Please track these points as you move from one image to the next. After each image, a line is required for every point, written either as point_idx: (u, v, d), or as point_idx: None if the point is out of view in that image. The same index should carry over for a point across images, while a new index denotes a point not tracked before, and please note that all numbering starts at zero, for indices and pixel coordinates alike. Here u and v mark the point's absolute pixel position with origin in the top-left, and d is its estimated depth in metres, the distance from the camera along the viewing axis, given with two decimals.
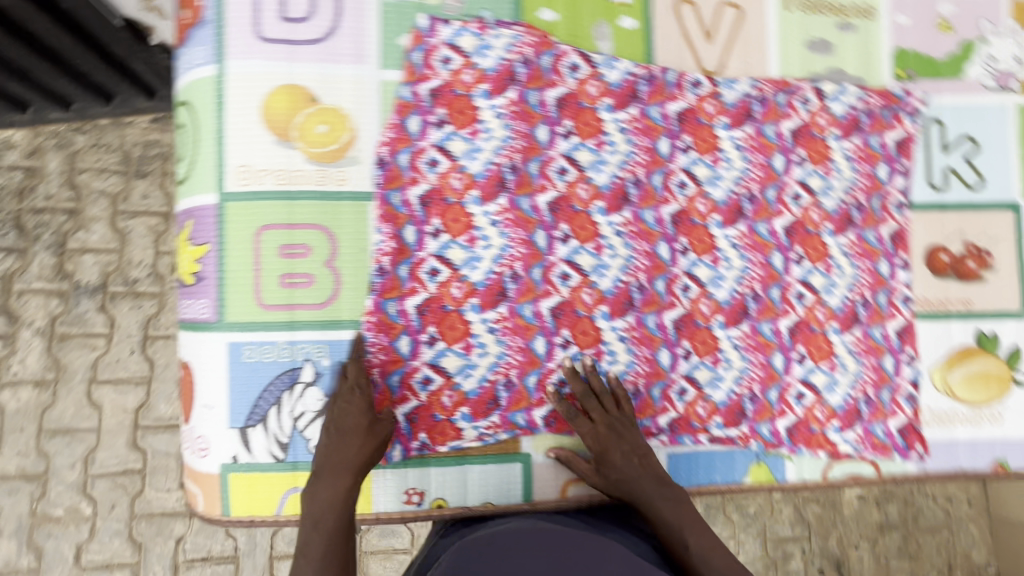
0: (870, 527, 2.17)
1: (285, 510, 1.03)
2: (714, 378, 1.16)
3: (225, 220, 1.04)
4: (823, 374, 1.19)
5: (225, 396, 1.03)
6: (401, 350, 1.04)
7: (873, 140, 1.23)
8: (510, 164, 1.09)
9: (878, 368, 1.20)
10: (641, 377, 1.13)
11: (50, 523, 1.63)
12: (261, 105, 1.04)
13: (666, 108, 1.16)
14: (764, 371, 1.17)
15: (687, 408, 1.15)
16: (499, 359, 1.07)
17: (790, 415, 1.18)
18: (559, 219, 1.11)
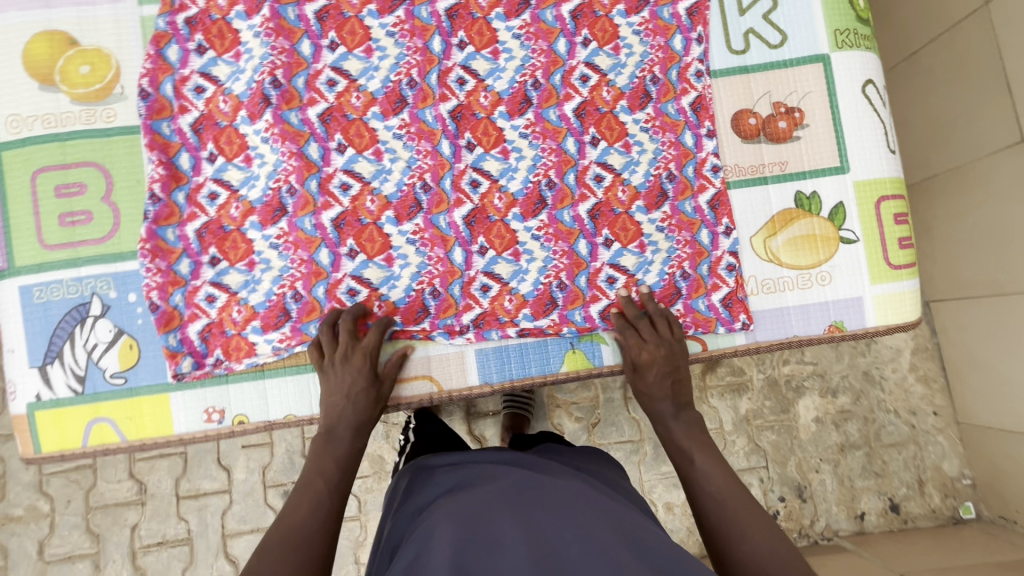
0: (831, 449, 1.88)
1: (92, 442, 1.06)
2: (517, 271, 1.14)
3: (3, 169, 1.07)
4: (632, 255, 1.16)
5: (22, 338, 1.07)
6: (182, 273, 1.06)
7: (662, 11, 1.18)
8: (272, 80, 1.09)
9: (693, 244, 1.16)
10: (437, 277, 1.12)
11: (12, 522, 1.76)
12: (23, 54, 1.07)
13: (435, 7, 1.14)
14: (569, 259, 1.15)
15: (492, 303, 1.13)
16: (282, 272, 1.08)
17: (604, 300, 1.15)
18: (332, 130, 1.10)
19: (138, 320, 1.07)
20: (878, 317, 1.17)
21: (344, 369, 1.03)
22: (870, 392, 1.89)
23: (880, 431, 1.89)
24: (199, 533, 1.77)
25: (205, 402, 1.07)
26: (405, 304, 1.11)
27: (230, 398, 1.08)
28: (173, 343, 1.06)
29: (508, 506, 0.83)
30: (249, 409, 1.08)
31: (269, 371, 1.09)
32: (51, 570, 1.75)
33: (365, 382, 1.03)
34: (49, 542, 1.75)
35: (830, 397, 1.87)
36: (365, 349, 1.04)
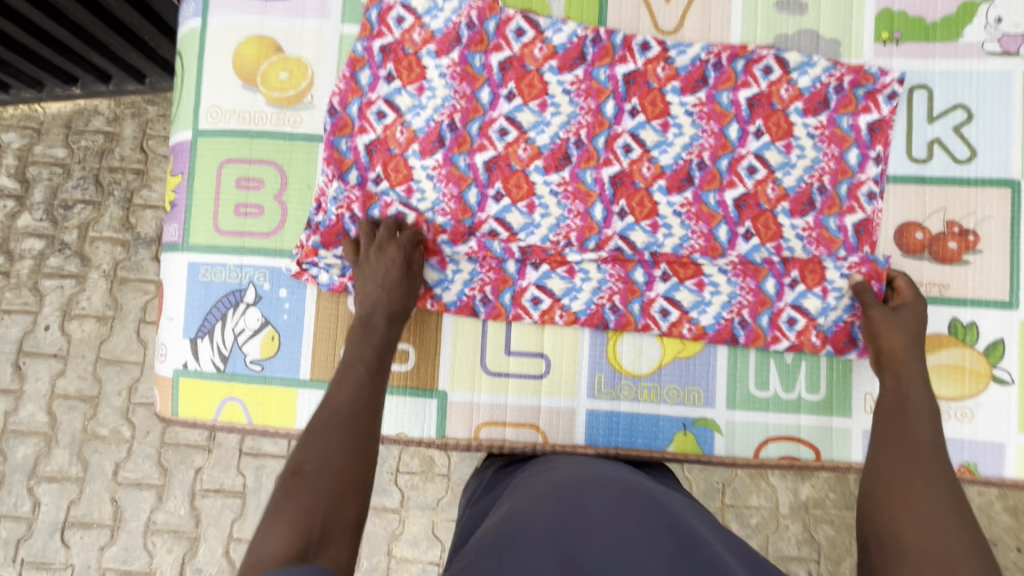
0: None
1: (221, 417, 1.15)
2: (699, 302, 1.13)
3: (196, 153, 1.18)
4: (775, 284, 1.12)
5: (183, 308, 1.17)
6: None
7: (842, 119, 1.15)
8: (449, 123, 1.14)
9: (817, 265, 1.12)
10: (617, 294, 1.13)
11: (97, 440, 1.91)
12: (233, 53, 1.17)
13: (613, 70, 1.16)
14: (754, 296, 1.12)
15: (671, 328, 1.13)
16: (473, 273, 1.13)
17: (783, 342, 1.12)
18: (494, 177, 1.14)
19: (284, 314, 1.14)
20: (1018, 469, 1.09)
21: (378, 259, 1.07)
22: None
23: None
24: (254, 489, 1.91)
25: None
26: (586, 315, 1.13)
27: None
28: (326, 281, 1.13)
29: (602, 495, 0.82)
30: None
31: (390, 388, 1.13)
32: (121, 491, 1.90)
33: (395, 272, 1.07)
34: (125, 466, 1.90)
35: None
36: (400, 242, 1.09)
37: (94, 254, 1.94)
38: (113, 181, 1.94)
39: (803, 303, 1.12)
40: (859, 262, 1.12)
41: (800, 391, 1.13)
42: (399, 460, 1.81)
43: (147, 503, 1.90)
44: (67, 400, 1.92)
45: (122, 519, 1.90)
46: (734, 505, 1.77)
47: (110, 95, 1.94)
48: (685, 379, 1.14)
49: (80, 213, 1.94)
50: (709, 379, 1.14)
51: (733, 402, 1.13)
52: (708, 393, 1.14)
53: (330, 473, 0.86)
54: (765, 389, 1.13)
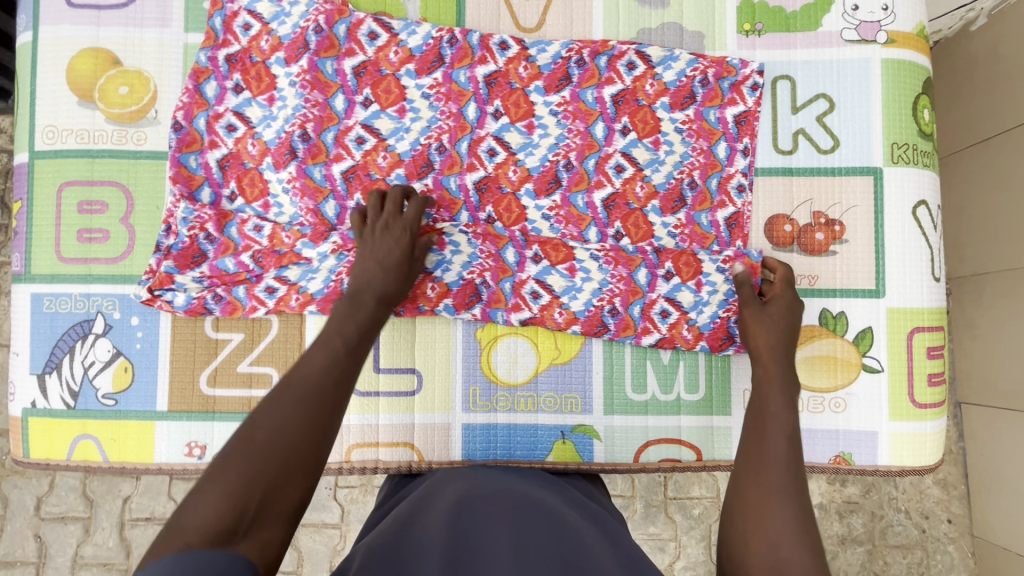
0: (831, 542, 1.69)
1: (75, 456, 1.08)
2: (570, 287, 1.10)
3: (35, 177, 1.10)
4: (648, 274, 1.10)
5: (28, 343, 1.09)
6: (230, 270, 1.07)
7: (709, 113, 1.13)
8: (302, 133, 1.09)
9: (692, 257, 1.10)
10: (488, 270, 1.10)
11: (17, 475, 1.83)
12: (67, 68, 1.09)
13: (473, 72, 1.12)
14: (626, 285, 1.10)
15: (542, 311, 1.09)
16: (339, 261, 1.06)
17: (654, 333, 1.09)
18: (353, 188, 1.09)
19: (137, 344, 1.07)
20: (891, 457, 1.09)
21: (383, 237, 1.00)
22: (883, 487, 1.69)
23: (886, 530, 1.70)
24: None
25: (189, 436, 1.07)
26: (458, 287, 1.09)
27: (214, 434, 1.07)
28: (180, 304, 1.06)
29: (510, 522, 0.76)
30: None
31: None
32: (44, 527, 1.83)
33: (399, 253, 1.00)
34: (48, 500, 1.82)
35: (837, 484, 1.68)
36: (405, 223, 1.02)
37: None
38: None
39: (677, 295, 1.09)
40: (733, 257, 1.10)
41: (677, 391, 1.11)
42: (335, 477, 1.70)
43: (73, 537, 1.82)
44: None
45: (48, 555, 1.82)
46: (677, 497, 1.73)
47: None
48: (561, 387, 1.12)
49: None
50: (585, 385, 1.12)
51: (611, 407, 1.11)
52: (585, 399, 1.11)
53: (279, 443, 0.74)
54: (642, 392, 1.11)
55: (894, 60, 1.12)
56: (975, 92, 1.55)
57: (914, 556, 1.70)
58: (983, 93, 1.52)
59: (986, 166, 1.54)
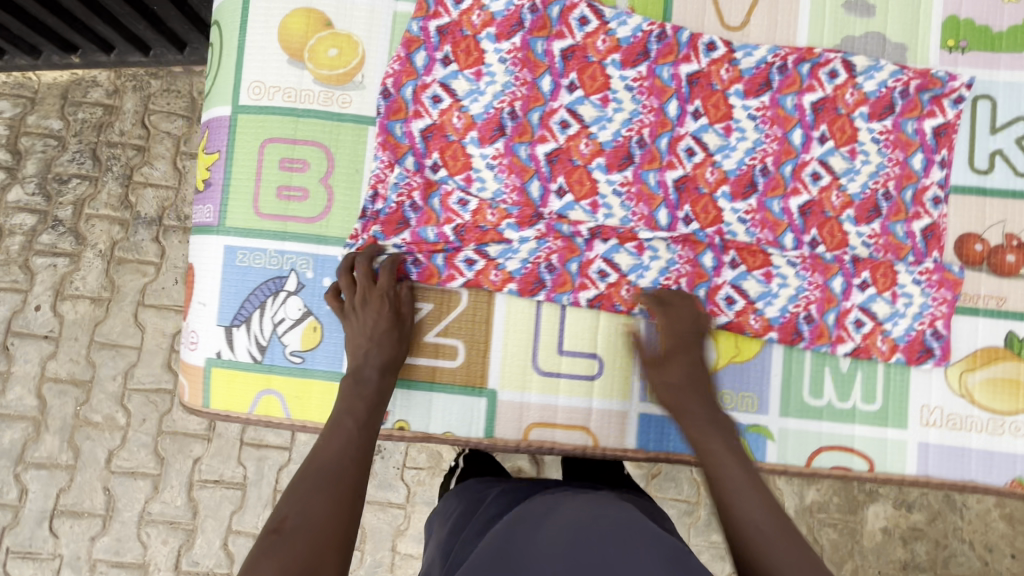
0: (892, 565, 1.80)
1: (256, 411, 1.09)
2: (766, 293, 1.12)
3: (236, 130, 1.11)
4: (844, 283, 1.11)
5: (217, 294, 1.10)
6: (432, 240, 1.08)
7: (907, 124, 1.13)
8: (510, 111, 1.09)
9: (889, 270, 1.11)
10: (684, 277, 1.11)
11: (89, 427, 1.82)
12: (279, 25, 1.10)
13: (677, 69, 1.12)
14: (822, 293, 1.11)
15: (737, 317, 1.11)
16: (538, 246, 1.09)
17: (847, 343, 1.11)
18: (556, 171, 1.10)
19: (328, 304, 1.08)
20: None
21: (365, 312, 1.03)
22: (948, 517, 1.80)
23: (949, 558, 1.81)
24: (254, 482, 1.80)
25: None
26: (653, 292, 1.10)
27: (397, 401, 1.08)
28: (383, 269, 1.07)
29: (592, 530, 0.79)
30: (412, 416, 1.08)
31: (439, 384, 1.08)
32: (114, 480, 1.81)
33: (383, 320, 1.03)
34: (119, 454, 1.80)
35: (903, 511, 1.80)
36: (381, 291, 1.04)
37: (90, 233, 1.86)
38: (112, 157, 1.86)
39: (872, 306, 1.11)
40: (932, 268, 1.11)
41: (855, 400, 1.11)
42: (406, 455, 1.66)
43: (142, 493, 1.81)
44: (58, 385, 1.83)
45: (115, 509, 1.81)
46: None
47: (111, 66, 1.88)
48: (738, 385, 1.12)
49: (77, 189, 1.86)
50: (762, 385, 1.12)
51: (786, 409, 1.11)
52: (762, 399, 1.12)
53: (306, 529, 0.85)
54: (819, 398, 1.11)
55: None
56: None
57: None
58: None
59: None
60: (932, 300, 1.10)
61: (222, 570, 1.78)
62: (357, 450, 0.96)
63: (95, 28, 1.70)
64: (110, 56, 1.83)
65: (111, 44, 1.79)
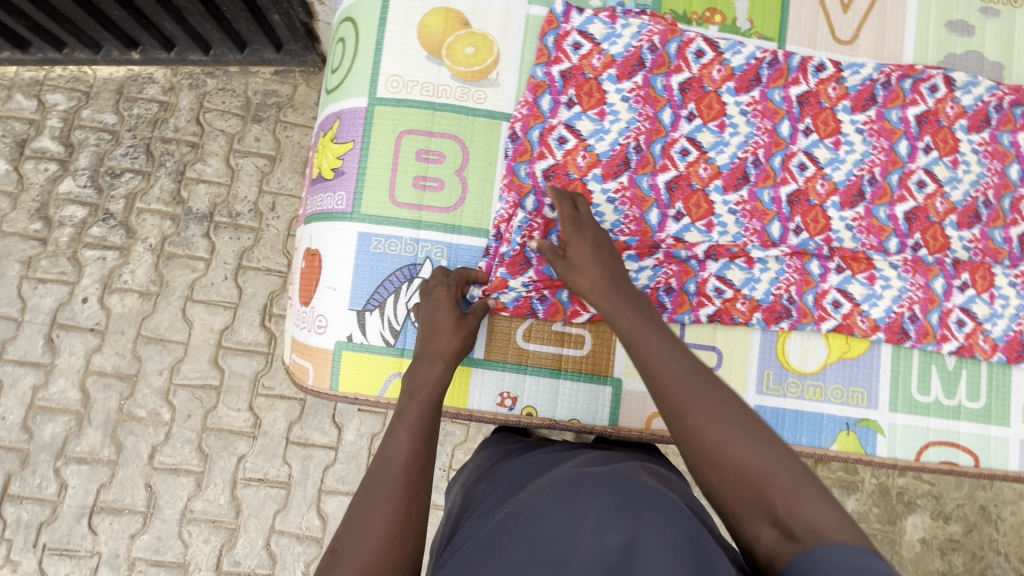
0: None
1: (386, 394, 1.10)
2: (871, 295, 1.16)
3: (372, 121, 1.14)
4: (944, 284, 1.17)
5: (349, 279, 1.12)
6: (555, 277, 1.09)
7: (1003, 137, 1.20)
8: (635, 145, 1.14)
9: (987, 272, 1.18)
10: (793, 285, 1.16)
11: (133, 421, 1.78)
12: (419, 23, 1.15)
13: (787, 92, 1.18)
14: (924, 293, 1.17)
15: (846, 319, 1.15)
16: (655, 272, 1.13)
17: (952, 342, 1.16)
18: (675, 198, 1.15)
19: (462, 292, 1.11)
20: None
21: (431, 305, 1.06)
22: (984, 529, 1.88)
23: (985, 569, 1.89)
24: (299, 481, 1.78)
25: (501, 386, 1.10)
26: (767, 304, 1.15)
27: (525, 387, 1.10)
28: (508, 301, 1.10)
29: (654, 531, 0.68)
30: (540, 403, 1.10)
31: (565, 372, 1.11)
32: (156, 477, 1.76)
33: (446, 313, 1.04)
34: (163, 450, 1.76)
35: (942, 522, 1.87)
36: (447, 283, 1.07)
37: (140, 227, 1.84)
38: (166, 152, 1.86)
39: (971, 307, 1.17)
40: None
41: (960, 398, 1.16)
42: (452, 456, 1.67)
43: (185, 490, 1.77)
44: (103, 378, 1.78)
45: (156, 506, 1.76)
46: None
47: (168, 65, 1.89)
48: (849, 380, 1.16)
49: (129, 183, 1.85)
50: (872, 380, 1.16)
51: (895, 405, 1.16)
52: (871, 394, 1.16)
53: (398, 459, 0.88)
54: (927, 394, 1.16)
55: None
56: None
57: None
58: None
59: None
60: None
61: (264, 571, 1.75)
62: (430, 393, 0.99)
63: (162, 25, 1.72)
64: (170, 53, 1.84)
65: (173, 41, 1.80)
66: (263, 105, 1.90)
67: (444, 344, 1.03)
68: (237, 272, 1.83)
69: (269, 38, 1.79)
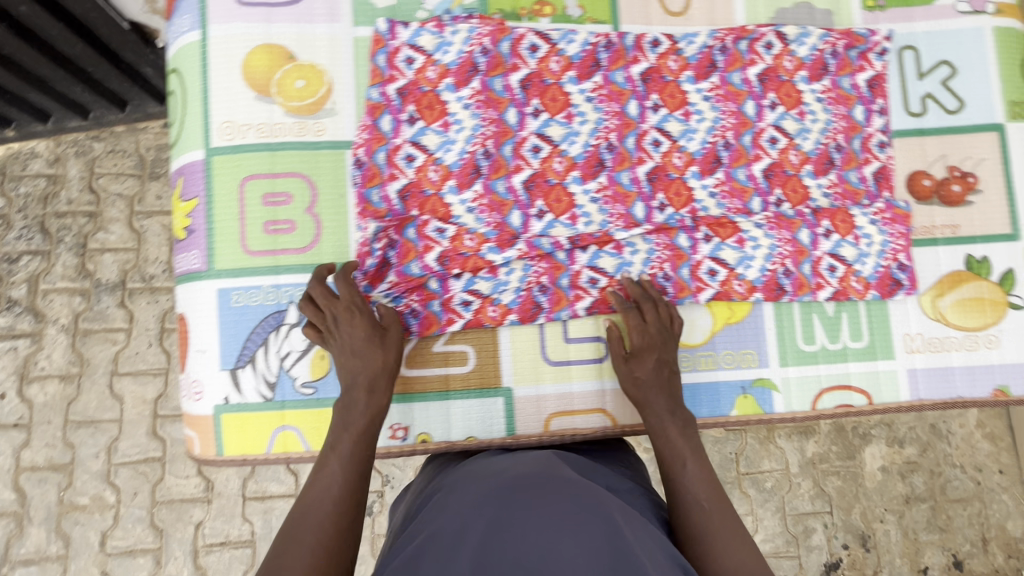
0: (897, 501, 1.90)
1: (275, 449, 1.07)
2: (743, 257, 1.18)
3: (211, 173, 1.10)
4: (810, 234, 1.19)
5: (216, 339, 1.08)
6: (416, 274, 1.09)
7: (843, 81, 1.23)
8: (483, 151, 1.12)
9: (847, 215, 1.20)
10: (666, 262, 1.16)
11: (76, 511, 1.68)
12: (242, 64, 1.10)
13: (629, 72, 1.18)
14: (793, 247, 1.19)
15: (722, 286, 1.17)
16: (525, 271, 1.12)
17: (827, 288, 1.18)
18: (535, 196, 1.13)
19: None
20: None
21: (344, 329, 1.00)
22: (939, 446, 1.92)
23: (946, 485, 1.92)
24: (263, 537, 1.71)
25: (391, 418, 1.08)
26: (642, 285, 1.15)
27: (415, 416, 1.09)
28: None
29: (576, 572, 0.60)
30: (432, 428, 1.09)
31: (454, 393, 1.10)
32: (111, 563, 1.68)
33: (362, 334, 1.00)
34: (113, 534, 1.67)
35: (897, 447, 1.90)
36: (346, 303, 1.01)
37: (48, 309, 1.73)
38: (62, 228, 1.74)
39: (839, 251, 1.19)
40: (883, 208, 1.20)
41: (844, 340, 1.18)
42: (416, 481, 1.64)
43: (144, 570, 1.68)
44: (37, 472, 1.69)
45: None
46: (749, 472, 1.88)
47: (49, 135, 1.76)
48: (737, 344, 1.17)
49: (28, 265, 1.73)
50: (760, 340, 1.18)
51: (785, 359, 1.18)
52: (761, 353, 1.17)
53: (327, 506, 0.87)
54: (812, 343, 1.18)
55: (1003, 28, 1.24)
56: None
57: (973, 507, 1.92)
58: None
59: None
60: (890, 236, 1.19)
61: None
62: (367, 420, 0.97)
63: (26, 98, 1.57)
64: (46, 124, 1.70)
65: (45, 111, 1.66)
66: (160, 160, 1.80)
67: (375, 364, 0.99)
68: (162, 335, 1.74)
69: (148, 91, 1.68)
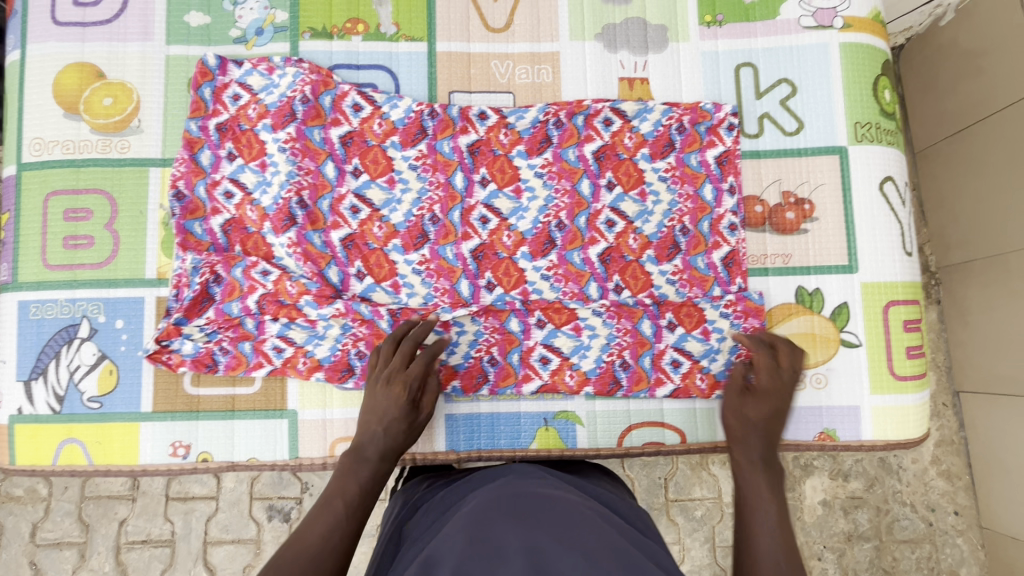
0: (838, 538, 1.62)
1: (61, 461, 1.08)
2: (579, 346, 1.11)
3: (21, 187, 1.13)
4: (652, 325, 1.12)
5: (14, 351, 1.10)
6: (233, 314, 1.08)
7: (691, 158, 1.14)
8: (298, 200, 1.10)
9: (692, 308, 1.12)
10: (494, 345, 1.11)
11: (10, 501, 1.55)
12: (53, 82, 1.13)
13: (456, 142, 1.14)
14: (633, 338, 1.11)
15: (553, 376, 1.11)
16: (343, 331, 1.09)
17: (667, 384, 1.11)
18: (353, 256, 1.11)
19: (121, 346, 1.09)
20: (875, 432, 1.10)
21: (384, 391, 0.97)
22: (886, 480, 1.63)
23: (893, 525, 1.63)
24: (182, 536, 1.54)
25: (173, 436, 1.08)
26: (465, 369, 1.10)
27: (198, 434, 1.09)
28: (189, 352, 1.08)
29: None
30: (215, 447, 1.09)
31: (239, 413, 1.10)
32: (40, 553, 1.53)
33: (390, 403, 0.96)
34: (42, 526, 1.53)
35: (841, 481, 1.62)
36: (410, 376, 0.98)
37: None
38: None
39: (685, 345, 1.11)
40: (735, 300, 1.12)
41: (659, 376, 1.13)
42: None
43: (69, 563, 1.53)
44: None
45: None
46: (678, 500, 1.58)
47: None
48: None
49: None
50: None
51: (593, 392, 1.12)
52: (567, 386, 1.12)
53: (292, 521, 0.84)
54: None
55: (852, 45, 1.16)
56: (944, 82, 1.61)
57: (922, 550, 1.63)
58: (976, 79, 1.50)
59: (971, 156, 1.54)
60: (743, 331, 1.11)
61: None
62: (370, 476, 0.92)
63: None
64: None
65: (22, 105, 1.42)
66: None
67: (397, 424, 0.95)
68: None
69: None
